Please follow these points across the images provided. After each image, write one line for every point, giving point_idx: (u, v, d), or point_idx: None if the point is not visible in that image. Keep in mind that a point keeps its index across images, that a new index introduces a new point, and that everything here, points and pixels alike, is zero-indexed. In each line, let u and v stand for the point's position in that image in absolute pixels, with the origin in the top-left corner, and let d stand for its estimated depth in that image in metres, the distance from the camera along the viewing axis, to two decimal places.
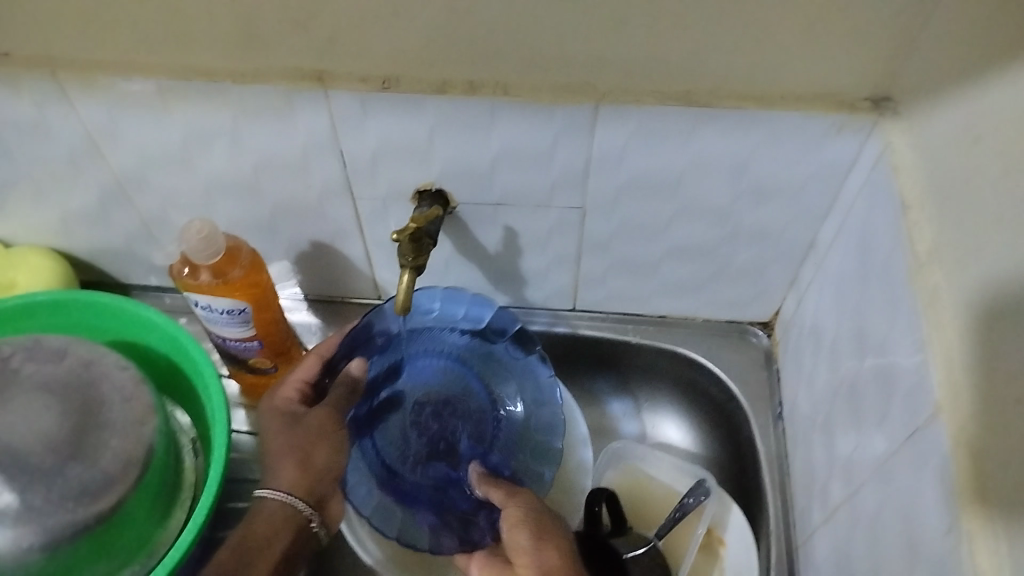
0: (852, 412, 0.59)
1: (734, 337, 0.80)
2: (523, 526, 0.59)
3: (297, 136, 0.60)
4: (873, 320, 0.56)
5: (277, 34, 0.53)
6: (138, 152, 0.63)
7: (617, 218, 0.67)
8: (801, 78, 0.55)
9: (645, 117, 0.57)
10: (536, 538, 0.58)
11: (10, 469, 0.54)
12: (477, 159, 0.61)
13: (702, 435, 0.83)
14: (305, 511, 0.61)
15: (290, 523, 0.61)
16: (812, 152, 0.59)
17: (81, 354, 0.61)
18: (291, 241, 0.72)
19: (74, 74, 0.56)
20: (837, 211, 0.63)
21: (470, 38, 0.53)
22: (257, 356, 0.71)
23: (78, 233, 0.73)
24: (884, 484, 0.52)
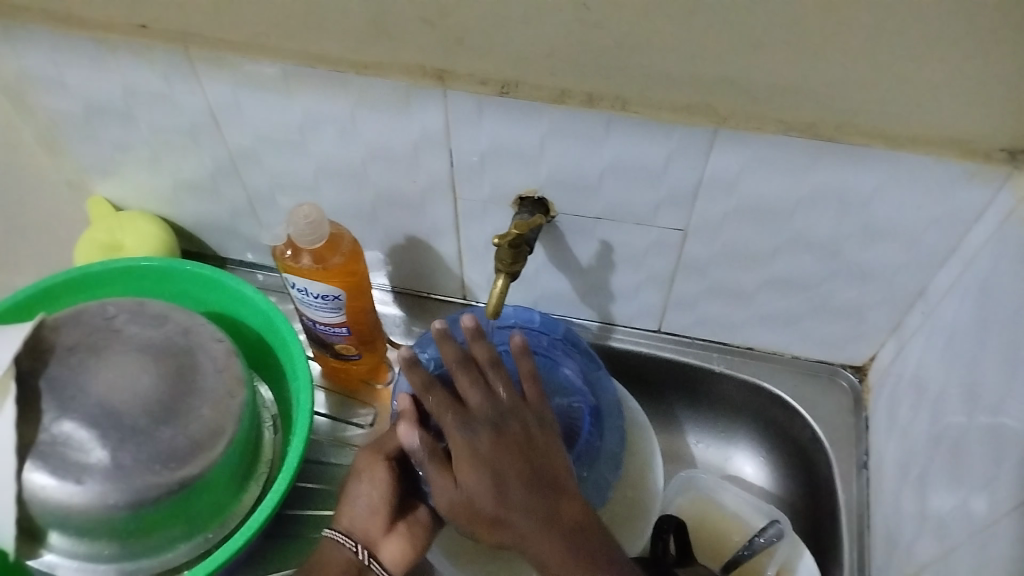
0: (952, 472, 0.56)
1: (823, 378, 0.77)
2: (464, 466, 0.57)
3: (411, 131, 0.60)
4: (986, 381, 0.53)
5: (406, 30, 0.54)
6: (254, 132, 0.64)
7: (720, 244, 0.65)
8: (937, 121, 0.52)
9: (765, 145, 0.55)
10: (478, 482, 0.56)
11: (106, 427, 0.55)
12: (585, 170, 0.60)
13: (779, 473, 0.81)
14: (353, 546, 0.59)
15: (340, 562, 0.58)
16: (937, 198, 0.57)
17: (180, 322, 0.63)
18: (387, 233, 0.72)
19: (205, 51, 0.58)
20: (955, 260, 0.60)
21: (597, 50, 0.52)
22: (344, 342, 0.71)
23: (186, 203, 0.75)
24: (983, 554, 0.49)
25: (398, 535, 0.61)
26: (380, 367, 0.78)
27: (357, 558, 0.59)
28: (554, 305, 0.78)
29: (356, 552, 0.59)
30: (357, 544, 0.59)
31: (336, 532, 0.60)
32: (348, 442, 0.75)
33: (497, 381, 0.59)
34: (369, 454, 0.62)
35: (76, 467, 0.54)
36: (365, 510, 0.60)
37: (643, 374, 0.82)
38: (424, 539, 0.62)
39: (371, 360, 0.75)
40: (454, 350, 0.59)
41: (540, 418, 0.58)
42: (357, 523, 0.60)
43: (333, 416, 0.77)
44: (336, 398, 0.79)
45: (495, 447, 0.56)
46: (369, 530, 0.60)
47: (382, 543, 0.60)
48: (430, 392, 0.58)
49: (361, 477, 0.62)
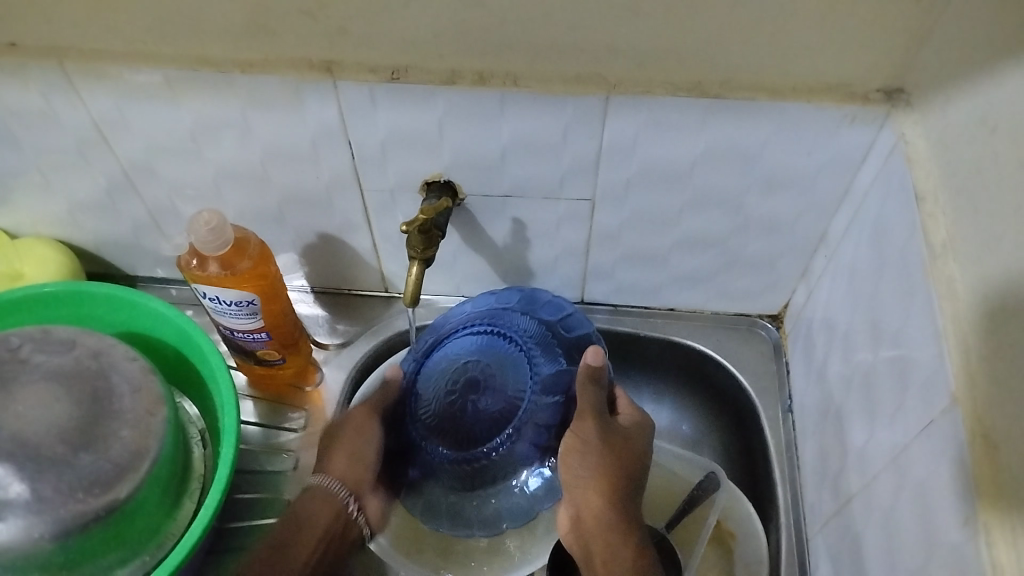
0: (865, 405, 0.58)
1: (743, 330, 0.80)
2: (578, 457, 0.61)
3: (306, 127, 0.60)
4: (886, 313, 0.56)
5: (287, 24, 0.53)
6: (145, 143, 0.62)
7: (627, 210, 0.67)
8: (814, 68, 0.54)
9: (656, 107, 0.57)
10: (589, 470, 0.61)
11: (20, 459, 0.54)
12: (486, 149, 0.61)
13: (711, 428, 0.83)
14: (345, 499, 0.67)
15: (328, 509, 0.67)
16: (825, 143, 0.59)
17: (89, 345, 0.61)
18: (298, 233, 0.72)
19: (82, 64, 0.56)
20: (849, 202, 0.63)
21: (481, 28, 0.53)
22: (265, 347, 0.71)
23: (84, 224, 0.73)
24: (899, 477, 0.52)
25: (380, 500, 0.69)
26: (307, 367, 0.77)
27: (346, 508, 0.67)
28: (475, 289, 0.79)
29: (348, 504, 0.67)
30: (349, 496, 0.67)
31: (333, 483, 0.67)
32: (282, 448, 0.74)
33: (621, 425, 0.64)
34: (362, 413, 0.69)
35: None
36: (358, 463, 0.68)
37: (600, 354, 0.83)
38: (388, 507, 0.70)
39: (296, 362, 0.75)
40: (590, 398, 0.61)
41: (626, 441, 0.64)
42: (348, 476, 0.67)
43: (263, 423, 0.76)
44: (265, 405, 0.77)
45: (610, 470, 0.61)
46: (359, 483, 0.68)
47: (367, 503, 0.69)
48: (578, 420, 0.62)
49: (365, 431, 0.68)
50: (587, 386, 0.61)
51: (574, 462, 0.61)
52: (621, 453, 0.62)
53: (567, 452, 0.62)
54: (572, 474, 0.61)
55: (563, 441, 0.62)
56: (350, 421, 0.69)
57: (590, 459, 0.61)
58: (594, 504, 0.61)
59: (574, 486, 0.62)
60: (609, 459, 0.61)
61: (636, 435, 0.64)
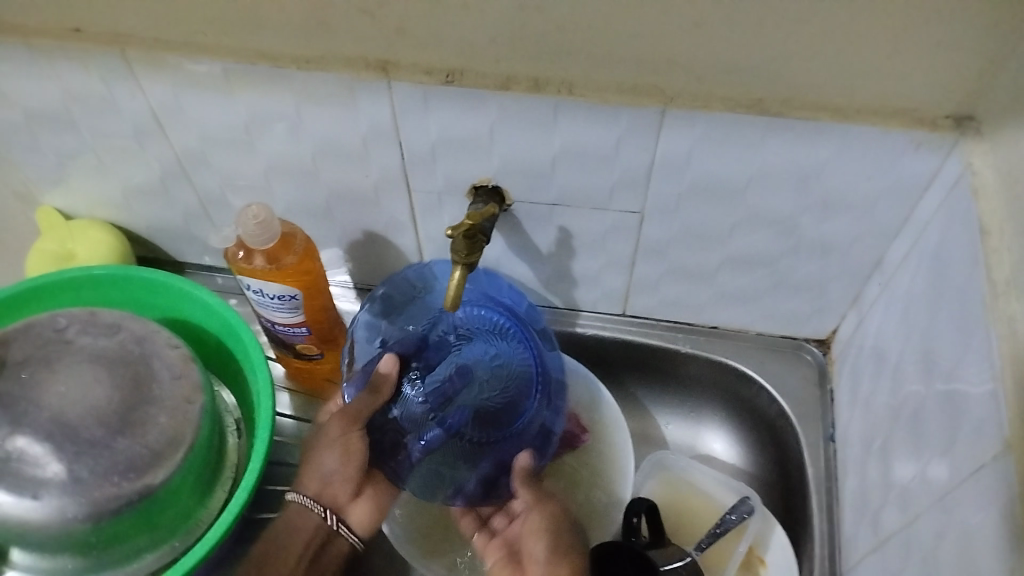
0: (912, 441, 0.56)
1: (787, 353, 0.78)
2: (545, 536, 0.65)
3: (358, 125, 0.60)
4: (941, 347, 0.54)
5: (345, 22, 0.53)
6: (199, 133, 0.63)
7: (676, 225, 0.65)
8: (881, 90, 0.53)
9: (713, 123, 0.55)
10: (550, 551, 0.63)
11: (60, 439, 0.54)
12: (537, 157, 0.60)
13: (750, 453, 0.81)
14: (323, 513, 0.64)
15: (309, 526, 0.63)
16: (888, 168, 0.57)
17: (134, 330, 0.61)
18: (343, 229, 0.72)
19: (144, 52, 0.57)
20: (908, 230, 0.61)
21: (540, 35, 0.52)
22: (305, 342, 0.71)
23: (137, 208, 0.74)
24: (943, 519, 0.50)
25: (365, 499, 0.66)
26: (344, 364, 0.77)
27: (326, 523, 0.64)
28: None
29: (326, 518, 0.64)
30: (326, 510, 0.64)
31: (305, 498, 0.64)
32: None
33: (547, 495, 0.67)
34: (342, 424, 0.64)
35: (32, 482, 0.53)
36: (337, 480, 0.64)
37: (610, 365, 0.83)
38: (386, 501, 0.68)
39: (334, 358, 0.75)
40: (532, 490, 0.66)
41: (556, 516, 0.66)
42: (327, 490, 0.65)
43: (298, 417, 0.76)
44: (301, 398, 0.78)
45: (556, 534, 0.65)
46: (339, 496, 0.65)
47: (350, 508, 0.66)
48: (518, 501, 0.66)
49: (329, 447, 0.64)
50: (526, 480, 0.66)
51: (540, 547, 0.64)
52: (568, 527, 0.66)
53: (532, 537, 0.65)
54: (537, 556, 0.63)
55: (527, 524, 0.66)
56: (335, 431, 0.64)
57: (554, 543, 0.64)
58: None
59: (535, 561, 0.63)
60: (558, 524, 0.66)
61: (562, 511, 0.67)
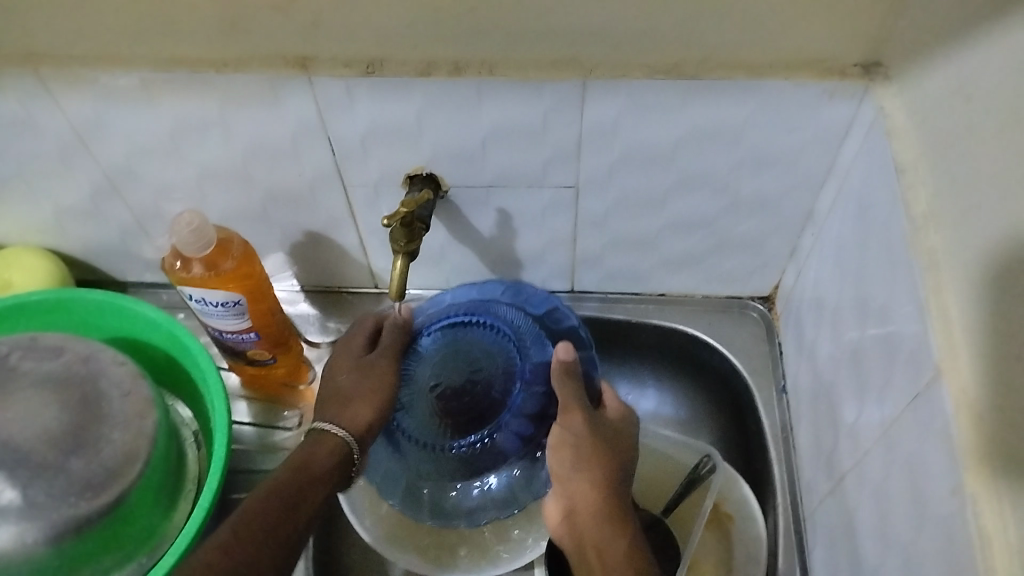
0: (855, 382, 0.58)
1: (734, 313, 0.80)
2: (567, 452, 0.59)
3: (285, 124, 0.59)
4: (872, 288, 0.55)
5: (260, 21, 0.53)
6: (125, 146, 0.62)
7: (612, 195, 0.66)
8: (792, 44, 0.54)
9: (635, 90, 0.56)
10: (578, 469, 0.58)
11: (11, 466, 0.54)
12: (466, 140, 0.60)
13: (708, 413, 0.82)
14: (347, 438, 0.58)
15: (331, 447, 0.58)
16: (806, 120, 0.58)
17: (77, 350, 0.61)
18: (284, 231, 0.71)
19: (58, 69, 0.56)
20: (834, 179, 0.63)
21: (454, 17, 0.52)
22: (255, 347, 0.70)
23: (71, 230, 0.73)
24: (889, 451, 0.52)
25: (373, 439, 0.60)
26: (299, 366, 0.77)
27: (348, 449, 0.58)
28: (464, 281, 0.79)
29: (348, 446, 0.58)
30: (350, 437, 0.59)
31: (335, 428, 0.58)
32: (276, 446, 0.75)
33: (605, 422, 0.61)
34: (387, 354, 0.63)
35: None
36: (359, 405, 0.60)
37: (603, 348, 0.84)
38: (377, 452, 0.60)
39: (288, 360, 0.75)
40: (564, 390, 0.59)
41: (610, 435, 0.61)
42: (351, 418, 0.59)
43: (257, 423, 0.76)
44: (259, 405, 0.77)
45: (597, 453, 0.59)
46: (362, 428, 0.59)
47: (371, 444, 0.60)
48: (565, 416, 0.59)
49: (354, 375, 0.62)
50: (559, 380, 0.59)
51: (566, 461, 0.59)
52: (615, 446, 0.60)
53: (556, 449, 0.59)
54: (562, 468, 0.59)
55: (554, 436, 0.59)
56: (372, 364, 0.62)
57: (581, 457, 0.58)
58: (590, 502, 0.58)
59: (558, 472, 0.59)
60: (599, 457, 0.59)
61: (620, 431, 0.61)
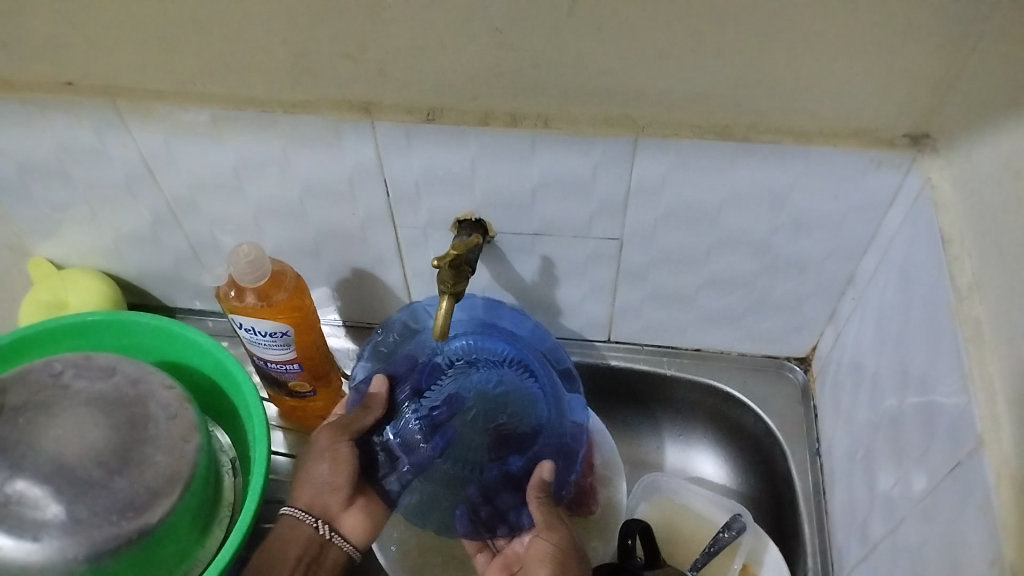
0: (892, 448, 0.58)
1: (770, 372, 0.80)
2: (546, 562, 0.62)
3: (344, 164, 0.62)
4: (914, 356, 0.56)
5: (329, 66, 0.55)
6: (190, 178, 0.65)
7: (655, 250, 0.68)
8: (842, 113, 0.55)
9: (684, 149, 0.58)
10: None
11: (58, 481, 0.55)
12: (517, 189, 0.62)
13: (739, 471, 0.82)
14: (313, 523, 0.64)
15: (300, 536, 0.63)
16: (852, 187, 0.59)
17: (129, 372, 0.62)
18: (332, 267, 0.73)
19: (135, 103, 0.59)
20: (877, 245, 0.63)
21: (514, 72, 0.54)
22: (297, 378, 0.72)
23: (128, 255, 0.75)
24: (927, 520, 0.51)
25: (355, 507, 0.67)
26: (336, 400, 0.78)
27: (318, 533, 0.64)
28: None
29: (318, 527, 0.64)
30: (317, 520, 0.64)
31: (299, 509, 0.64)
32: None
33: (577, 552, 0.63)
34: (332, 432, 0.66)
35: (31, 524, 0.54)
36: (327, 489, 0.65)
37: (625, 401, 0.85)
38: (379, 514, 0.69)
39: (326, 394, 0.76)
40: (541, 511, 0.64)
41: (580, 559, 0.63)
42: (315, 499, 0.65)
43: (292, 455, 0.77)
44: (295, 436, 0.79)
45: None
46: (329, 508, 0.65)
47: (343, 517, 0.66)
48: (546, 531, 0.63)
49: (320, 458, 0.65)
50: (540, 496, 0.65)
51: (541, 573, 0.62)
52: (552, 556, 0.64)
53: (537, 561, 0.62)
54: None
55: (533, 546, 0.63)
56: (320, 441, 0.66)
57: (555, 572, 0.61)
58: None
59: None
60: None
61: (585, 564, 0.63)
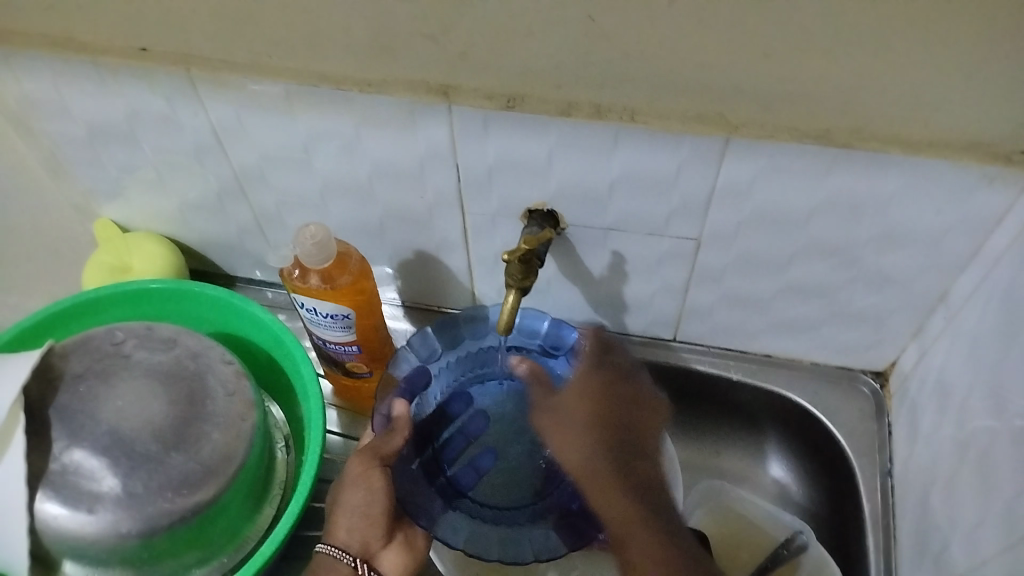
0: (980, 482, 0.54)
1: (843, 384, 0.76)
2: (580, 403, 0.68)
3: (416, 147, 0.60)
4: (1013, 389, 0.52)
5: (408, 45, 0.53)
6: (258, 152, 0.64)
7: (734, 253, 0.64)
8: (956, 123, 0.51)
9: (777, 152, 0.54)
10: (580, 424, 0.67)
11: (116, 454, 0.55)
12: (595, 182, 0.59)
13: (803, 485, 0.79)
14: (351, 561, 0.60)
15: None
16: (956, 203, 0.55)
17: (188, 346, 0.62)
18: (396, 248, 0.72)
19: (208, 73, 0.57)
20: (977, 263, 0.59)
21: (601, 61, 0.51)
22: (354, 360, 0.71)
23: (192, 222, 0.75)
24: (1016, 568, 0.48)
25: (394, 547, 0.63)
26: None
27: (357, 573, 0.60)
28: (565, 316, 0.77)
29: (356, 565, 0.60)
30: (355, 559, 0.60)
31: (333, 546, 0.60)
32: None
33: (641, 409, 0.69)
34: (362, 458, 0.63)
35: (87, 496, 0.54)
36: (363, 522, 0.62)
37: (685, 402, 0.82)
38: (419, 552, 0.64)
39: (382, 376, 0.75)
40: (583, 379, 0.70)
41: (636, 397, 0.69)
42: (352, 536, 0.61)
43: (345, 434, 0.76)
44: (348, 414, 0.78)
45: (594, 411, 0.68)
46: (370, 542, 0.62)
47: (381, 556, 0.62)
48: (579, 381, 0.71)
49: (351, 484, 0.62)
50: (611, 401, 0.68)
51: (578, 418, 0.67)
52: (647, 410, 0.69)
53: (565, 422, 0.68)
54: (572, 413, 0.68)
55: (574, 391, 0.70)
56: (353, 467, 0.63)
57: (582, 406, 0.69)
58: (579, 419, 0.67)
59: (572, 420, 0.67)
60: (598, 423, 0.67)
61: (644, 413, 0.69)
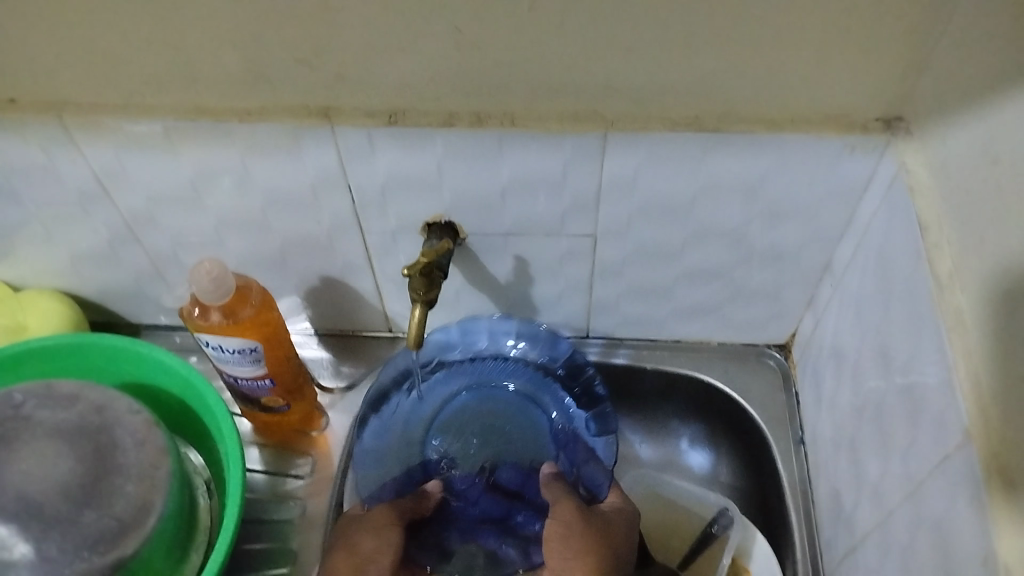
0: (878, 436, 0.57)
1: (750, 360, 0.79)
2: (555, 544, 0.61)
3: (305, 173, 0.60)
4: (895, 343, 0.55)
5: (284, 72, 0.53)
6: (146, 194, 0.63)
7: (629, 245, 0.66)
8: (812, 100, 0.54)
9: (654, 143, 0.56)
10: (567, 557, 0.60)
11: (26, 520, 0.53)
12: (486, 190, 0.60)
13: (725, 464, 0.81)
14: None
15: None
16: (825, 174, 0.59)
17: (92, 399, 0.60)
18: (300, 277, 0.71)
19: (82, 119, 0.56)
20: (853, 230, 0.62)
21: (474, 70, 0.53)
22: (269, 394, 0.70)
23: (87, 273, 0.73)
24: (916, 511, 0.51)
25: None
26: (312, 413, 0.76)
27: None
28: None
29: None
30: None
31: (315, 561, 0.62)
32: (289, 494, 0.74)
33: (605, 512, 0.64)
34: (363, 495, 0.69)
35: None
36: None
37: (603, 397, 0.84)
38: None
39: (301, 407, 0.74)
40: (556, 490, 0.66)
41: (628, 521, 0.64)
42: None
43: (269, 471, 0.75)
44: (270, 452, 0.77)
45: (580, 540, 0.60)
46: None
47: None
48: (557, 507, 0.63)
49: (348, 514, 0.68)
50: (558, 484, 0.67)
51: (557, 552, 0.60)
52: (625, 536, 0.63)
53: (551, 539, 0.61)
54: (556, 561, 0.60)
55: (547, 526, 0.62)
56: (354, 502, 0.69)
57: (568, 545, 0.60)
58: None
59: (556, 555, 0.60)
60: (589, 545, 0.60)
61: (618, 522, 0.63)
